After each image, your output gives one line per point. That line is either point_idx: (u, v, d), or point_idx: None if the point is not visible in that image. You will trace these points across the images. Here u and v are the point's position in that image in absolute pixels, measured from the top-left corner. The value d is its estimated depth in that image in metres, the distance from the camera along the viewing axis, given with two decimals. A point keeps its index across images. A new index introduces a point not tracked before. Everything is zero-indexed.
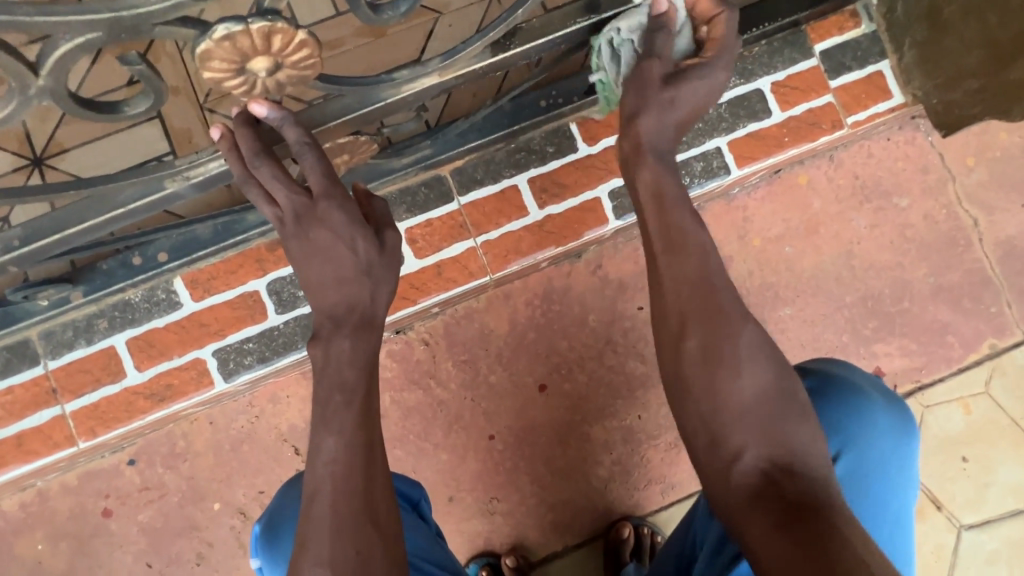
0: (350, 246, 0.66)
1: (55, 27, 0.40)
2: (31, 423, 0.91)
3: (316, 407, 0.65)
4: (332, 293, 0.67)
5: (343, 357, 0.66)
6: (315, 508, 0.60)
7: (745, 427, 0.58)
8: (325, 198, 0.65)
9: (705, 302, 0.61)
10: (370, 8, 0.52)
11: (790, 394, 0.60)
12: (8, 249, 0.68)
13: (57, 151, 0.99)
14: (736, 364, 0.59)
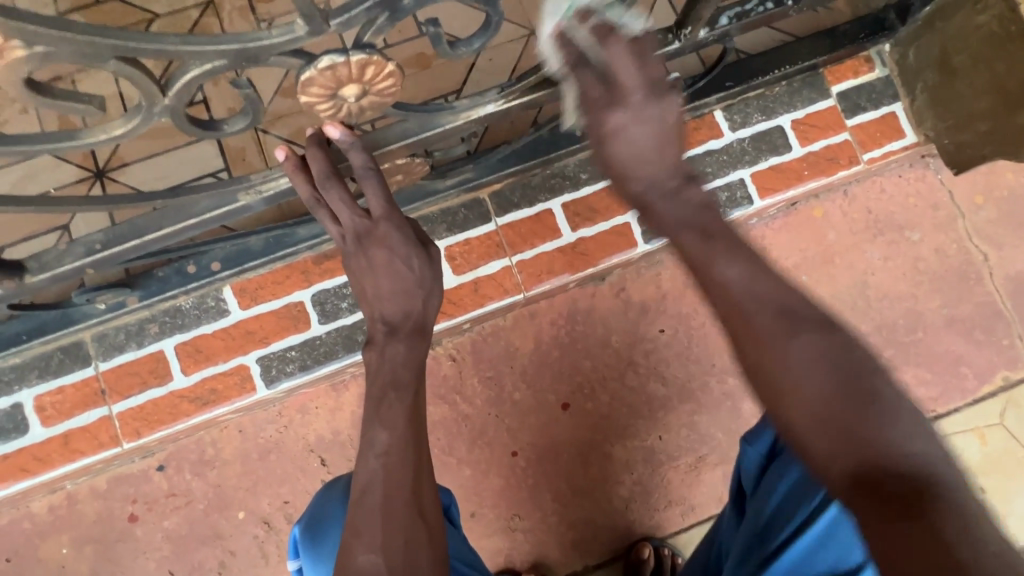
0: (405, 264, 0.70)
1: (192, 56, 0.46)
2: (78, 423, 0.94)
3: (369, 403, 0.68)
4: (389, 304, 0.71)
5: (397, 359, 0.69)
6: (369, 500, 0.63)
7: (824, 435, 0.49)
8: (386, 221, 0.70)
9: (765, 308, 0.54)
10: (450, 44, 0.58)
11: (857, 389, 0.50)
12: (89, 252, 0.73)
13: (118, 165, 1.05)
14: (804, 370, 0.51)
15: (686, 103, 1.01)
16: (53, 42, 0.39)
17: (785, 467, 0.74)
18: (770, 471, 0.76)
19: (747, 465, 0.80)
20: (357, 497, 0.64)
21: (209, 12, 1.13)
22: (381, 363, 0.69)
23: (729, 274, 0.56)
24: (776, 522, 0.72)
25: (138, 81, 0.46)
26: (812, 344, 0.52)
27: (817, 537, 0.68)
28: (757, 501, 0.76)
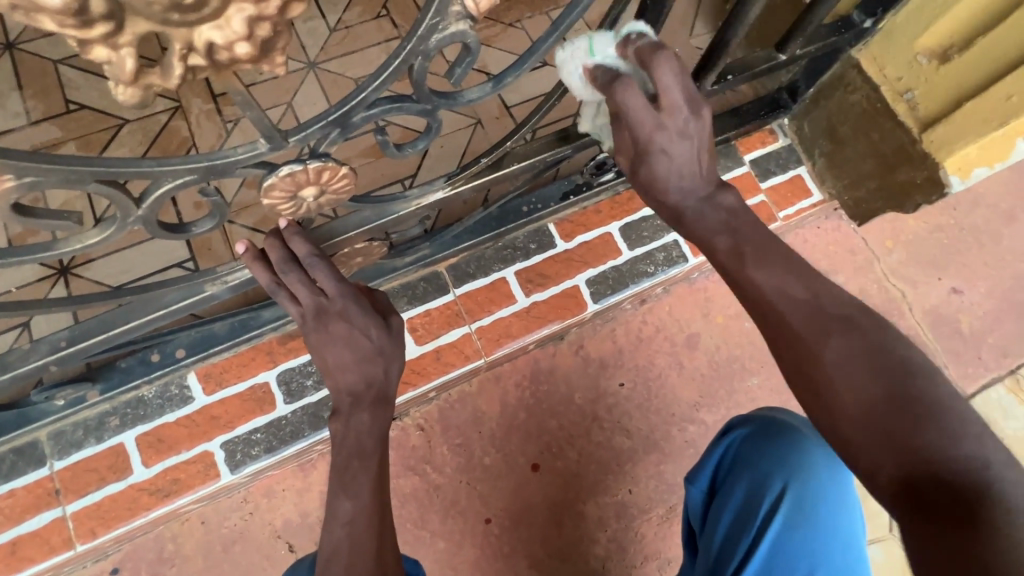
0: (364, 333, 0.73)
1: (165, 174, 0.52)
2: (29, 527, 0.91)
3: (333, 473, 0.69)
4: (351, 374, 0.72)
5: (364, 428, 0.70)
6: (332, 570, 0.62)
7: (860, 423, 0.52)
8: (342, 297, 0.73)
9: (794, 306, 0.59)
10: (396, 147, 0.67)
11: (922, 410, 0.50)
12: (55, 349, 0.77)
13: (84, 261, 1.08)
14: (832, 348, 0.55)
15: (619, 176, 1.14)
16: (40, 173, 0.45)
17: (725, 503, 0.87)
18: (713, 509, 0.89)
19: (694, 505, 0.93)
20: (321, 568, 0.64)
21: (178, 116, 1.23)
22: (345, 434, 0.70)
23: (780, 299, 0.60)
24: (723, 557, 0.84)
25: (114, 197, 0.52)
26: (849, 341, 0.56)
27: (759, 567, 0.81)
28: (705, 537, 0.87)
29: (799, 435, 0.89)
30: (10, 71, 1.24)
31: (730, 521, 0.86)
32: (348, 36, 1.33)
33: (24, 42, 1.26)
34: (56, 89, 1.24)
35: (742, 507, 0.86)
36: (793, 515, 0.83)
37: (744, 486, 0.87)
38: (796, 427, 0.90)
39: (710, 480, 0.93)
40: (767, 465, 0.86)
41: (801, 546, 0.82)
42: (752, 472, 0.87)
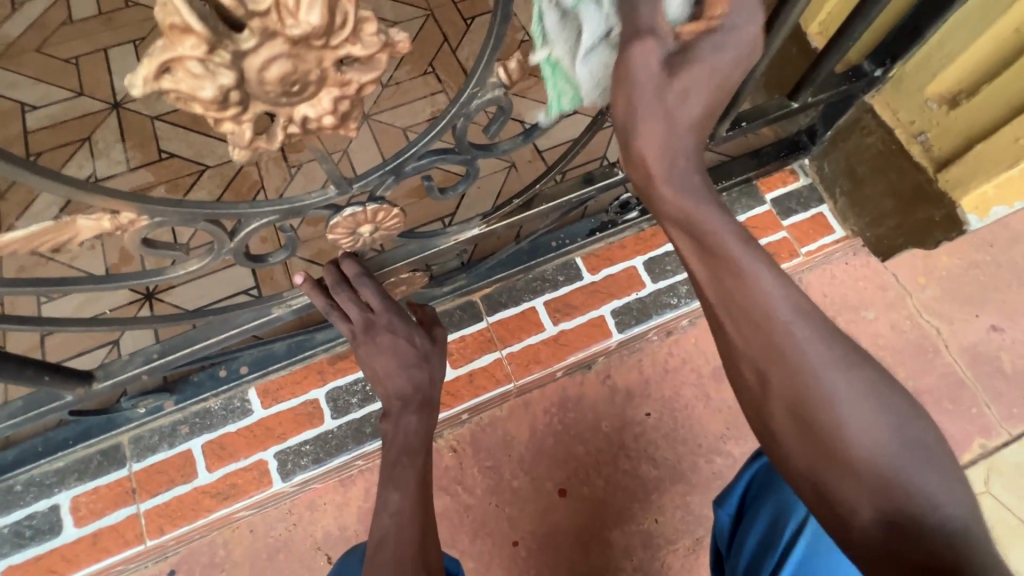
0: (408, 341, 0.83)
1: (256, 214, 0.64)
2: (108, 521, 1.02)
3: (383, 468, 0.79)
4: (399, 379, 0.82)
5: (410, 429, 0.81)
6: (382, 554, 0.69)
7: (864, 487, 0.53)
8: (386, 313, 0.82)
9: (796, 326, 0.56)
10: (440, 190, 0.78)
11: (928, 432, 0.56)
12: (148, 361, 0.90)
13: (166, 288, 1.24)
14: (832, 394, 0.54)
15: (643, 214, 1.23)
16: (167, 215, 0.58)
17: (750, 526, 0.89)
18: (738, 531, 0.91)
19: (721, 528, 0.95)
20: (370, 554, 0.70)
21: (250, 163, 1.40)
22: (396, 432, 0.80)
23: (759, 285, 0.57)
24: None
25: (215, 233, 0.65)
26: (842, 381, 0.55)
27: None
28: (731, 559, 0.90)
29: None
30: (115, 127, 1.46)
31: (754, 542, 0.88)
32: (398, 91, 1.49)
33: (128, 101, 1.49)
34: (151, 141, 1.44)
35: (766, 532, 0.87)
36: (813, 543, 0.82)
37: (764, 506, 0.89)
38: None
39: (738, 503, 0.94)
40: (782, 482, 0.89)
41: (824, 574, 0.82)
42: (777, 497, 0.88)
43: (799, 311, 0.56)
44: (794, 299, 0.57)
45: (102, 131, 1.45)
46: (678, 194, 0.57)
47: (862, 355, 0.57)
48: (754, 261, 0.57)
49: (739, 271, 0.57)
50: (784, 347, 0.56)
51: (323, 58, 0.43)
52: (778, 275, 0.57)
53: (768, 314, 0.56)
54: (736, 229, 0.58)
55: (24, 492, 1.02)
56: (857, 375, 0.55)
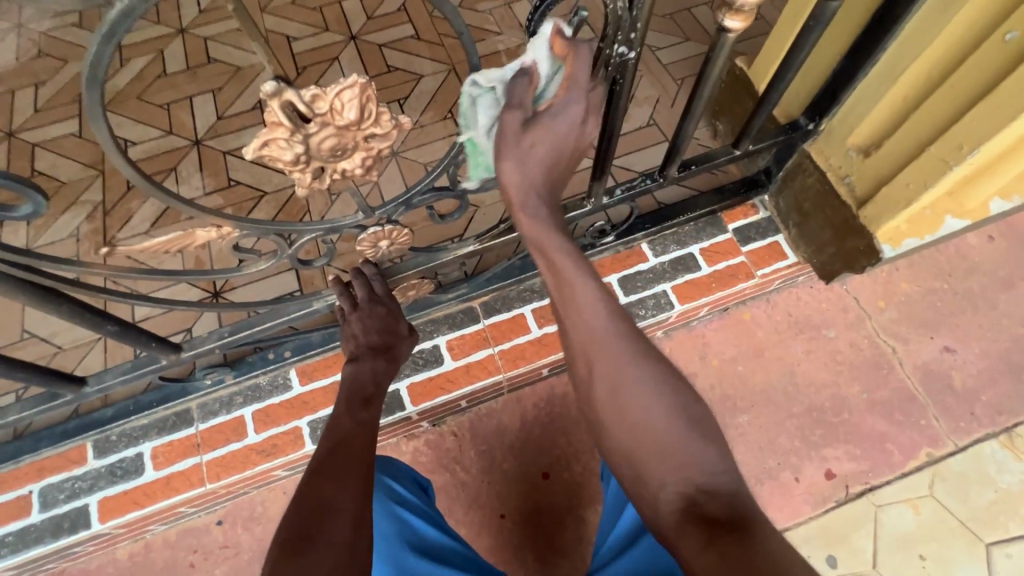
0: (395, 317, 1.17)
1: (308, 230, 0.92)
2: (178, 468, 1.30)
3: (351, 401, 1.04)
4: (378, 342, 1.15)
5: (379, 373, 1.12)
6: (345, 450, 0.87)
7: (659, 461, 0.71)
8: (386, 298, 1.16)
9: (616, 335, 0.78)
10: (440, 217, 1.05)
11: (709, 421, 0.74)
12: (220, 339, 1.18)
13: (229, 288, 1.53)
14: (629, 386, 0.75)
15: (618, 239, 1.46)
16: (250, 229, 0.86)
17: None
18: None
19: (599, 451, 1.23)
20: (335, 446, 0.89)
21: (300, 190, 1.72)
22: (367, 374, 1.11)
23: (587, 300, 0.79)
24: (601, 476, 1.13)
25: (279, 242, 0.93)
26: (650, 374, 0.75)
27: None
28: (604, 467, 1.17)
29: None
30: (195, 159, 1.81)
31: None
32: (422, 132, 1.79)
33: (207, 139, 1.84)
34: (223, 171, 1.78)
35: None
36: None
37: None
38: None
39: None
40: None
41: None
42: None
43: (609, 323, 0.79)
44: (607, 314, 0.79)
45: (185, 163, 1.80)
46: (534, 228, 0.83)
47: (657, 359, 0.77)
48: (585, 286, 0.80)
49: (565, 292, 0.81)
50: (600, 350, 0.77)
51: (356, 135, 0.71)
52: (596, 295, 0.80)
53: (589, 328, 0.78)
54: (575, 266, 0.81)
55: (118, 441, 1.31)
56: (651, 369, 0.76)
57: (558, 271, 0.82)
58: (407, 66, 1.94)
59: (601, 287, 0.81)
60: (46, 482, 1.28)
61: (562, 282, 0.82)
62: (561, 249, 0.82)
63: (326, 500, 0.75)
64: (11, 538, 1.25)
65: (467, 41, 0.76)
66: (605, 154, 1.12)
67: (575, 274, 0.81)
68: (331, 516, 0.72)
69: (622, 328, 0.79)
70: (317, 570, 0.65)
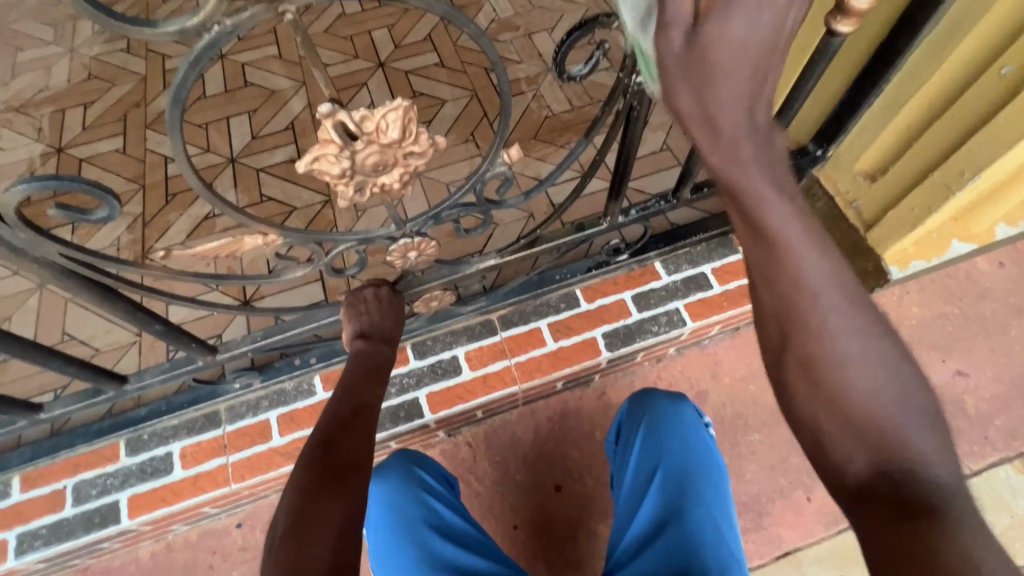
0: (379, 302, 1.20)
1: (344, 240, 0.99)
2: (205, 468, 1.35)
3: (361, 371, 1.10)
4: (366, 329, 1.17)
5: (378, 352, 1.15)
6: (356, 419, 0.98)
7: (852, 432, 0.60)
8: (370, 291, 1.21)
9: (834, 295, 0.63)
10: (465, 231, 1.12)
11: (927, 401, 0.61)
12: (253, 342, 1.25)
13: (259, 296, 1.59)
14: (833, 342, 0.62)
15: (632, 256, 1.53)
16: (292, 237, 0.93)
17: (622, 444, 1.27)
18: (618, 450, 1.28)
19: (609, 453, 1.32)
20: (349, 416, 0.99)
21: (328, 206, 1.81)
22: (367, 353, 1.14)
23: (800, 252, 0.63)
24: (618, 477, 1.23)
25: (316, 250, 1.00)
26: (867, 343, 0.62)
27: (634, 470, 1.18)
28: (619, 466, 1.25)
29: (652, 391, 1.29)
30: (231, 176, 1.91)
31: (626, 450, 1.24)
32: (444, 153, 1.88)
33: (241, 157, 1.95)
34: (256, 187, 1.88)
35: (628, 441, 1.25)
36: (647, 433, 1.20)
37: (630, 422, 1.27)
38: (651, 388, 1.29)
39: (615, 433, 1.33)
40: (644, 408, 1.25)
41: (651, 447, 1.17)
42: (629, 416, 1.27)
43: (829, 272, 0.63)
44: (818, 250, 0.63)
45: (220, 179, 1.90)
46: (725, 161, 0.65)
47: (884, 325, 0.63)
48: (787, 214, 0.63)
49: (773, 240, 0.63)
50: (810, 307, 0.63)
51: (397, 153, 0.78)
52: (815, 247, 0.63)
53: (789, 264, 0.63)
54: (770, 179, 0.64)
55: (149, 440, 1.37)
56: (861, 326, 0.63)
57: (744, 174, 0.64)
58: (432, 92, 2.04)
59: (818, 239, 0.64)
60: (80, 478, 1.34)
61: (767, 227, 0.63)
62: (772, 186, 0.64)
63: (349, 462, 0.88)
64: (45, 531, 1.30)
65: (504, 82, 0.80)
66: (622, 175, 1.19)
67: (781, 219, 0.63)
68: (352, 474, 0.86)
69: (841, 282, 0.63)
70: (331, 521, 0.79)
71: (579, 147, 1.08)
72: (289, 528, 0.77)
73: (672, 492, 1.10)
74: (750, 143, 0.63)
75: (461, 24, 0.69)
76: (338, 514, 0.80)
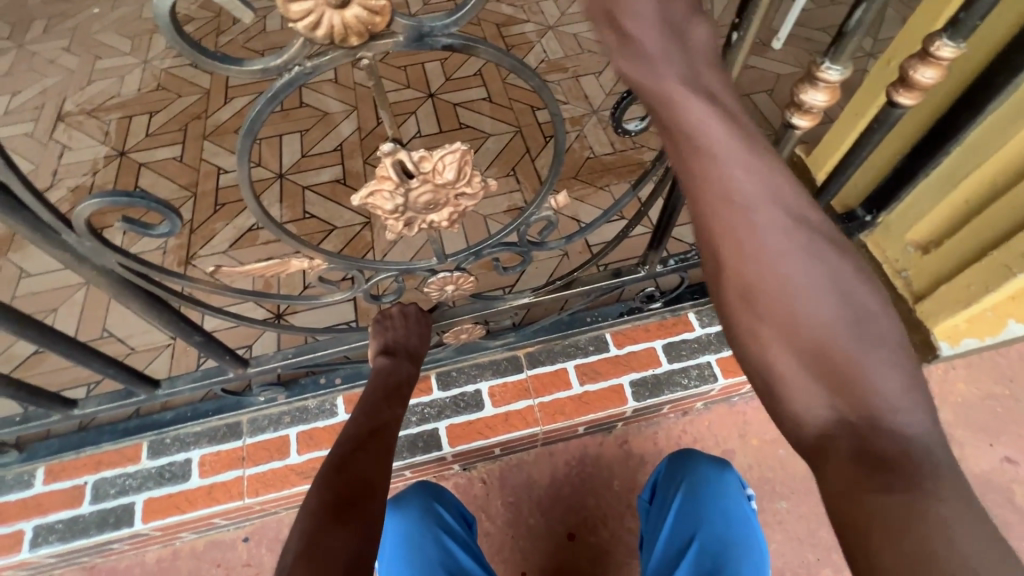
0: (405, 323, 1.20)
1: (387, 269, 1.01)
2: (221, 479, 1.36)
3: (384, 388, 1.11)
4: (393, 348, 1.17)
5: (403, 370, 1.15)
6: (377, 439, 0.99)
7: (814, 377, 0.59)
8: (399, 309, 1.21)
9: (769, 214, 0.63)
10: (504, 268, 1.12)
11: (883, 329, 0.60)
12: (285, 358, 1.27)
13: (291, 311, 1.62)
14: (785, 284, 0.62)
15: (665, 305, 1.50)
16: (337, 262, 0.95)
17: (654, 504, 1.23)
18: (646, 509, 1.25)
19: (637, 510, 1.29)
20: (369, 435, 1.00)
21: (367, 228, 1.85)
22: (390, 371, 1.13)
23: (735, 169, 0.64)
24: (648, 540, 1.20)
25: (359, 277, 1.02)
26: (813, 272, 0.62)
27: (666, 536, 1.16)
28: (648, 529, 1.22)
29: (693, 453, 1.24)
30: (278, 190, 1.98)
31: (657, 511, 1.21)
32: None
33: (290, 173, 2.02)
34: (300, 204, 1.94)
35: (661, 503, 1.21)
36: (685, 501, 1.16)
37: (667, 482, 1.23)
38: (692, 450, 1.25)
39: (648, 490, 1.29)
40: (684, 471, 1.21)
41: (692, 516, 1.14)
42: (666, 477, 1.23)
43: (756, 187, 0.64)
44: (760, 180, 0.64)
45: (267, 193, 1.97)
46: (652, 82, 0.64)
47: (825, 245, 0.64)
48: (723, 136, 0.63)
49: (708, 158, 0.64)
50: (746, 237, 0.64)
51: (450, 194, 0.79)
52: (743, 153, 0.64)
53: (728, 199, 0.64)
54: (725, 135, 0.63)
55: (171, 444, 1.38)
56: (813, 261, 0.63)
57: (682, 120, 0.64)
58: (477, 125, 2.09)
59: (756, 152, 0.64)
60: (100, 476, 1.35)
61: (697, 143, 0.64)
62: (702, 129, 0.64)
63: (366, 482, 0.88)
64: (61, 526, 1.32)
65: (560, 137, 0.80)
66: (664, 225, 1.18)
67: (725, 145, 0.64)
68: (368, 497, 0.86)
69: (778, 209, 0.64)
70: (341, 538, 0.77)
71: (626, 197, 1.09)
72: (302, 541, 0.76)
73: (706, 569, 1.09)
74: (704, 109, 0.63)
75: (526, 76, 0.70)
76: (341, 539, 0.77)
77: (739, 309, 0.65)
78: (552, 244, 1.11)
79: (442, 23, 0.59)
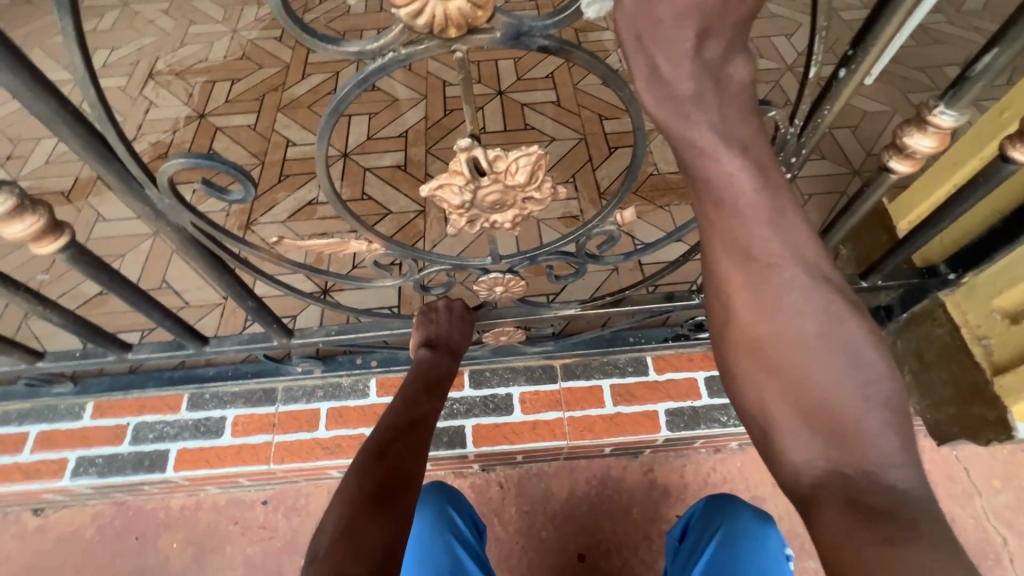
0: (450, 315, 1.20)
1: (440, 262, 1.00)
2: (251, 441, 1.39)
3: (425, 379, 1.12)
4: (438, 341, 1.17)
5: (442, 361, 1.15)
6: (416, 431, 0.99)
7: (811, 429, 0.63)
8: (447, 302, 1.21)
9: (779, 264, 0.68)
10: (556, 277, 1.09)
11: (884, 389, 0.63)
12: (327, 334, 1.28)
13: (338, 289, 1.66)
14: (789, 337, 0.66)
15: None
16: (393, 248, 0.95)
17: (687, 546, 1.19)
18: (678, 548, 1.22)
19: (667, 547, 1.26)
20: (409, 425, 1.00)
21: (421, 217, 1.87)
22: (431, 365, 1.13)
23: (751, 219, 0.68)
24: None
25: (412, 266, 1.02)
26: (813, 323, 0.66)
27: None
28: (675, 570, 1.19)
29: (735, 500, 1.19)
30: (341, 169, 2.02)
31: (687, 554, 1.18)
32: None
33: (354, 154, 2.06)
34: (360, 184, 1.98)
35: (693, 546, 1.17)
36: (719, 549, 1.12)
37: (702, 525, 1.19)
38: (733, 496, 1.19)
39: (681, 529, 1.25)
40: (722, 517, 1.16)
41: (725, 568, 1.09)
42: (701, 519, 1.19)
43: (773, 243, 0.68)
44: (778, 235, 0.69)
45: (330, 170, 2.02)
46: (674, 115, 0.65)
47: (833, 303, 0.67)
48: (745, 188, 0.67)
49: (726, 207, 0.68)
50: (755, 291, 0.68)
51: (518, 196, 0.78)
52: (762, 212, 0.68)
53: (745, 253, 0.69)
54: (740, 181, 0.67)
55: (209, 400, 1.43)
56: (821, 316, 0.67)
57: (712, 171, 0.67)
58: (542, 128, 2.08)
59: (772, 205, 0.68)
60: (142, 419, 1.42)
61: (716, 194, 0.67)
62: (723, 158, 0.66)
63: (405, 475, 0.88)
64: (101, 461, 1.38)
65: (639, 150, 0.78)
66: None
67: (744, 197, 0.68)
68: (404, 490, 0.85)
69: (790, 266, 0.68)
70: (379, 530, 0.77)
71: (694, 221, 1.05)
72: (342, 527, 0.77)
73: None
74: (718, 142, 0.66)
75: (616, 87, 0.68)
76: (381, 535, 0.76)
77: (744, 356, 0.69)
78: (608, 259, 1.07)
79: (541, 24, 0.58)
